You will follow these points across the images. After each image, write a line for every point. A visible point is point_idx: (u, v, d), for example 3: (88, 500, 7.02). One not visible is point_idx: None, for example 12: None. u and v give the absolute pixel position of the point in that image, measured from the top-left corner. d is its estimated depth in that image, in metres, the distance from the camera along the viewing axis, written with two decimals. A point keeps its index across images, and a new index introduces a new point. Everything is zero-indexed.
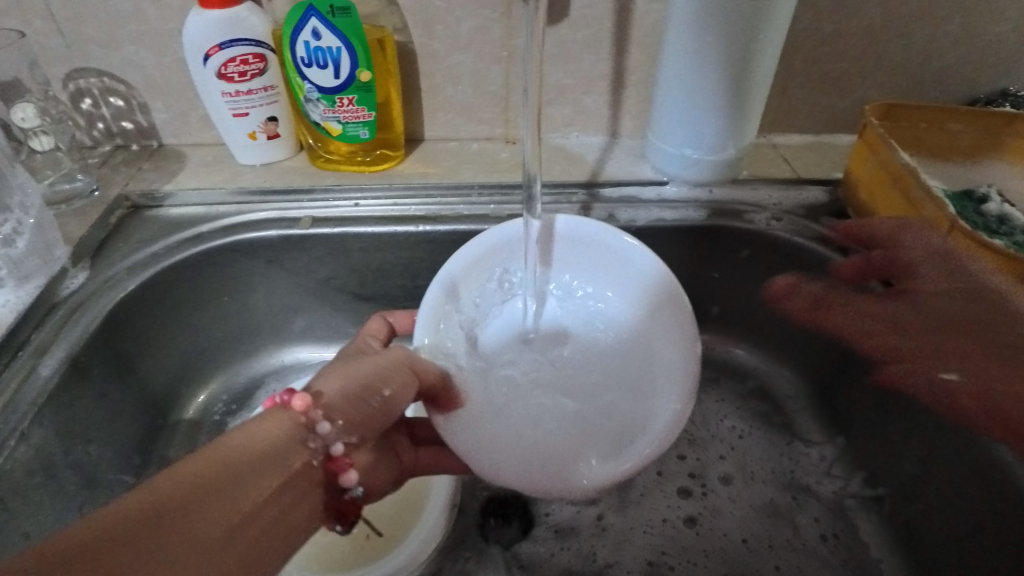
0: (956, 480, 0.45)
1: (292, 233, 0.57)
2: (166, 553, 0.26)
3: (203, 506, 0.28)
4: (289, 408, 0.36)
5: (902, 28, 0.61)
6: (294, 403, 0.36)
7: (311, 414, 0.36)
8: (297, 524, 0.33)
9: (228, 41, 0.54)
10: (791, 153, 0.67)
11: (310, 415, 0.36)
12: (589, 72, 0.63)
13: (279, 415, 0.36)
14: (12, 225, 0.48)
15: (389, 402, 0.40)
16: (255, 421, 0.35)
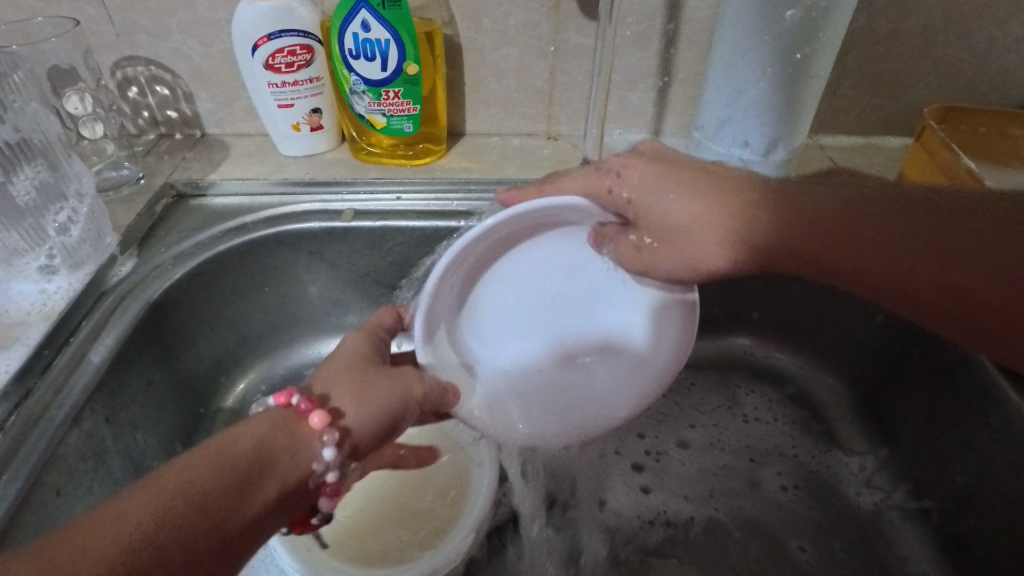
0: (990, 465, 0.45)
1: (335, 225, 0.57)
2: (158, 554, 0.28)
3: (211, 509, 0.30)
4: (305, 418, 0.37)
5: (962, 29, 0.59)
6: (312, 418, 0.37)
7: (324, 434, 0.37)
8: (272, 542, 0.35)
9: (277, 32, 0.54)
10: (840, 155, 0.65)
11: (324, 437, 0.37)
12: (635, 69, 0.62)
13: (294, 427, 0.37)
14: (67, 214, 0.48)
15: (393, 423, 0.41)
16: (273, 425, 0.36)
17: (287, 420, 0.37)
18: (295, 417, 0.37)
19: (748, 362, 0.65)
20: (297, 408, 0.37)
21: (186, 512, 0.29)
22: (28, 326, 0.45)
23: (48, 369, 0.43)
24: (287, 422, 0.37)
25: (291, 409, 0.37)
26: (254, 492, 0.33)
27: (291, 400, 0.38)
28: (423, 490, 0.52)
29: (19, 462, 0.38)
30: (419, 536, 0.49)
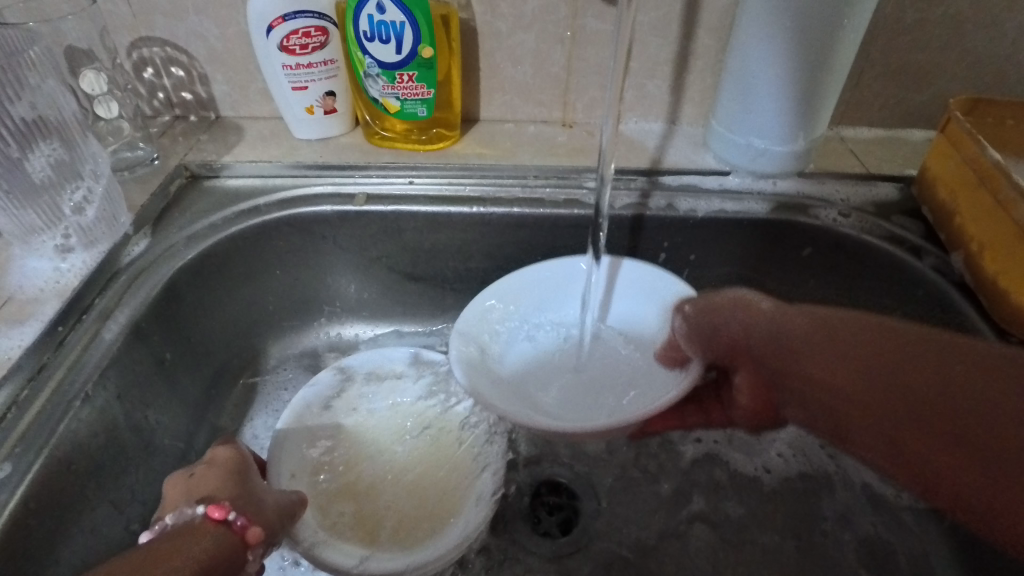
0: None
1: (347, 209, 0.57)
2: None
3: None
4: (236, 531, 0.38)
5: (991, 20, 0.57)
6: (248, 534, 0.38)
7: (255, 552, 0.38)
8: None
9: (292, 13, 0.53)
10: (861, 148, 0.64)
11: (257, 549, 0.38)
12: (654, 56, 0.61)
13: (225, 539, 0.37)
14: (83, 193, 0.48)
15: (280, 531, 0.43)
16: (215, 538, 0.36)
17: (222, 538, 0.37)
18: (229, 534, 0.37)
19: None
20: (232, 523, 0.38)
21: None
22: (42, 303, 0.46)
23: (61, 345, 0.44)
24: (223, 533, 0.37)
25: (224, 526, 0.37)
26: None
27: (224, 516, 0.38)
28: (421, 475, 0.52)
29: (31, 436, 0.39)
30: (423, 525, 0.49)
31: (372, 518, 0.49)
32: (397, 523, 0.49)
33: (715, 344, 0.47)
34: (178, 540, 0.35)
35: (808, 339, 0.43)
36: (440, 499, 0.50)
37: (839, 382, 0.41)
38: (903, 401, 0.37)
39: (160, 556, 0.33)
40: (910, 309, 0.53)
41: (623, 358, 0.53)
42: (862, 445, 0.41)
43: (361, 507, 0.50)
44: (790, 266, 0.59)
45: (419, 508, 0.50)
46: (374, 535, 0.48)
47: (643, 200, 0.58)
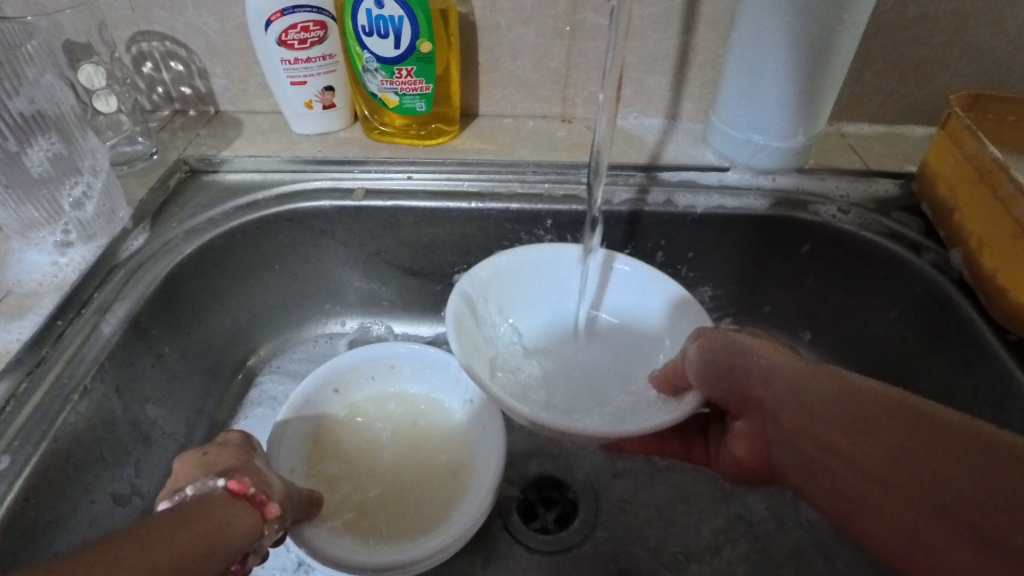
0: None
1: (346, 204, 0.57)
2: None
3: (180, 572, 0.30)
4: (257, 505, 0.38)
5: (994, 15, 0.57)
6: (267, 508, 0.38)
7: (272, 528, 0.38)
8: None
9: (291, 7, 0.53)
10: (861, 144, 0.64)
11: (274, 523, 0.38)
12: (653, 51, 0.61)
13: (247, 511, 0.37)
14: (82, 189, 0.48)
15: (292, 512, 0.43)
16: (237, 508, 0.37)
17: (243, 510, 0.37)
18: (249, 508, 0.37)
19: None
20: (252, 498, 0.38)
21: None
22: (40, 297, 0.46)
23: (60, 340, 0.44)
24: (243, 504, 0.37)
25: (244, 499, 0.38)
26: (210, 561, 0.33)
27: (245, 489, 0.38)
28: (423, 465, 0.52)
29: (30, 430, 0.39)
30: (425, 517, 0.49)
31: (374, 512, 0.49)
32: (406, 515, 0.49)
33: (719, 383, 0.40)
34: (203, 506, 0.35)
35: (817, 395, 0.34)
36: (439, 491, 0.51)
37: (830, 438, 0.32)
38: (903, 480, 0.29)
39: (185, 518, 0.33)
40: (908, 307, 0.53)
41: (619, 353, 0.51)
42: (866, 534, 0.31)
43: (362, 499, 0.50)
44: (790, 263, 0.59)
45: (423, 499, 0.50)
46: (376, 528, 0.48)
47: (642, 195, 0.58)
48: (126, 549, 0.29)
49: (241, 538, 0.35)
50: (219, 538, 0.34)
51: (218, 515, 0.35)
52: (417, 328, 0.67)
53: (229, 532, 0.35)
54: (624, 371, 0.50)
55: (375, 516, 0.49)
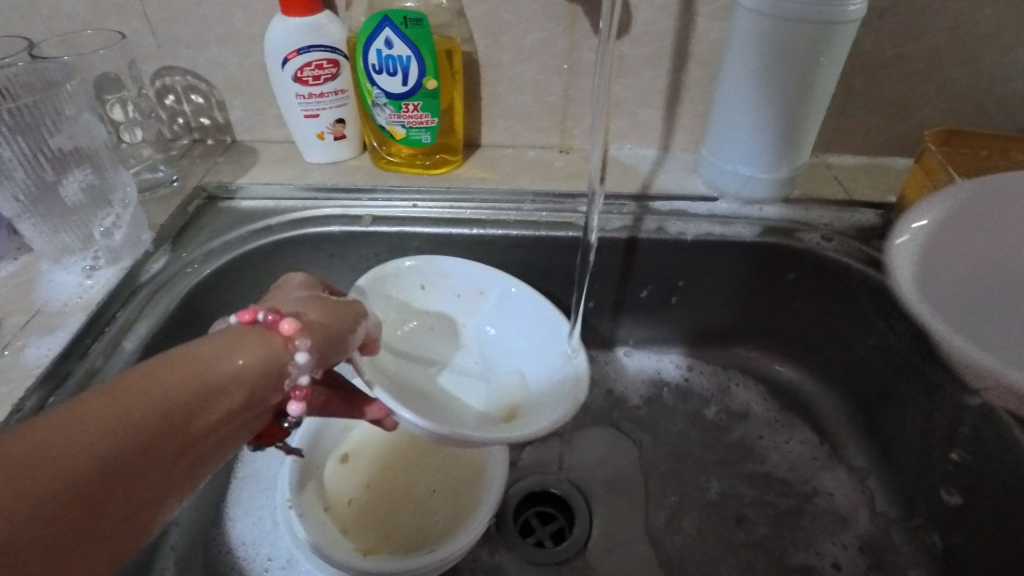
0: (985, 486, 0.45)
1: (354, 229, 0.60)
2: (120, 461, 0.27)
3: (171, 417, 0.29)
4: (276, 329, 0.37)
5: (967, 56, 0.60)
6: (284, 327, 0.37)
7: (293, 343, 0.37)
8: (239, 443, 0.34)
9: (307, 46, 0.57)
10: (846, 175, 0.67)
11: (296, 342, 0.37)
12: (647, 87, 0.65)
13: (264, 335, 0.36)
14: (112, 219, 0.53)
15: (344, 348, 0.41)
16: (241, 339, 0.35)
17: (258, 333, 0.36)
18: (263, 330, 0.36)
19: (749, 375, 0.66)
20: (265, 322, 0.37)
21: (74, 496, 0.25)
22: (68, 315, 0.49)
23: (86, 355, 0.47)
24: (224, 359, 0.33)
25: (257, 324, 0.37)
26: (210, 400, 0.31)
27: (256, 316, 0.37)
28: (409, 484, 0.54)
29: None
30: (410, 540, 0.50)
31: (363, 513, 0.51)
32: (392, 530, 0.51)
33: None
34: (170, 359, 0.31)
35: None
36: (433, 517, 0.52)
37: None
38: None
39: (139, 383, 0.29)
40: None
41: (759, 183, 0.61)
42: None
43: (355, 504, 0.52)
44: (780, 289, 0.62)
45: (408, 525, 0.51)
46: (358, 535, 0.50)
47: (635, 223, 0.61)
48: (34, 444, 0.24)
49: (214, 405, 0.31)
50: (172, 404, 0.29)
51: (179, 371, 0.31)
52: None
53: (215, 409, 0.32)
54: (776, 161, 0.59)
55: (347, 522, 0.50)
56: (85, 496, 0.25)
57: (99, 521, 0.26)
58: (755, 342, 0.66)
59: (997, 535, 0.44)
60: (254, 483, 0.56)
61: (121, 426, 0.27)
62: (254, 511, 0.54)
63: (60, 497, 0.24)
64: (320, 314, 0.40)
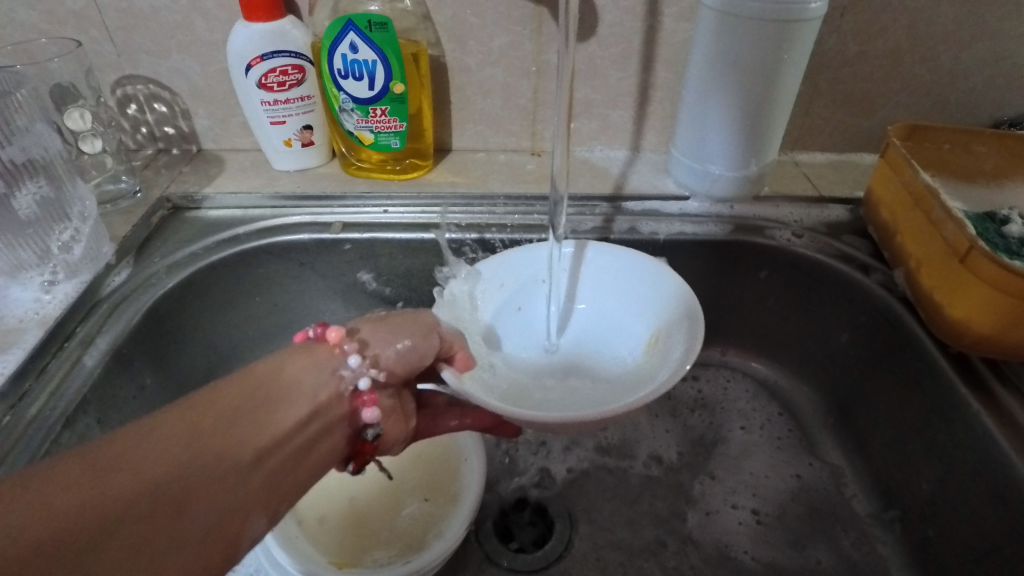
0: (961, 479, 0.45)
1: (324, 237, 0.59)
2: (201, 464, 0.30)
3: (243, 426, 0.32)
4: (324, 340, 0.40)
5: (928, 52, 0.61)
6: (330, 334, 0.39)
7: (339, 347, 0.39)
8: (320, 461, 0.37)
9: (270, 52, 0.56)
10: (814, 171, 0.68)
11: (343, 347, 0.40)
12: (615, 88, 0.65)
13: (314, 349, 0.39)
14: (70, 233, 0.51)
15: (422, 359, 0.42)
16: (290, 355, 0.38)
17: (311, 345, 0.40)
18: (316, 341, 0.40)
19: (726, 373, 0.66)
20: (316, 335, 0.40)
21: (161, 495, 0.28)
22: (23, 332, 0.47)
23: (43, 372, 0.45)
24: (280, 374, 0.36)
25: (313, 338, 0.40)
26: (280, 410, 0.34)
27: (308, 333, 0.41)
28: (382, 493, 0.53)
29: (10, 460, 0.40)
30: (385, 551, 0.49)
31: (339, 525, 0.51)
32: (367, 542, 0.50)
33: None
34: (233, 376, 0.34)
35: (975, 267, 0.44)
36: (410, 527, 0.51)
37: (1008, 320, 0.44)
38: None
39: (210, 399, 0.32)
40: (857, 329, 0.57)
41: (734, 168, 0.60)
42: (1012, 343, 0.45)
43: (331, 517, 0.51)
44: (750, 286, 0.62)
45: (385, 536, 0.50)
46: (332, 547, 0.49)
47: (607, 224, 0.61)
48: (121, 454, 0.28)
49: (278, 414, 0.34)
50: (242, 414, 0.32)
51: (241, 385, 0.34)
52: None
53: (286, 416, 0.34)
54: (753, 144, 0.58)
55: (322, 536, 0.50)
56: (171, 496, 0.28)
57: (187, 521, 0.28)
58: (730, 340, 0.67)
59: (974, 530, 0.44)
60: None
61: (197, 434, 0.30)
62: None
63: (148, 498, 0.27)
64: (378, 329, 0.42)
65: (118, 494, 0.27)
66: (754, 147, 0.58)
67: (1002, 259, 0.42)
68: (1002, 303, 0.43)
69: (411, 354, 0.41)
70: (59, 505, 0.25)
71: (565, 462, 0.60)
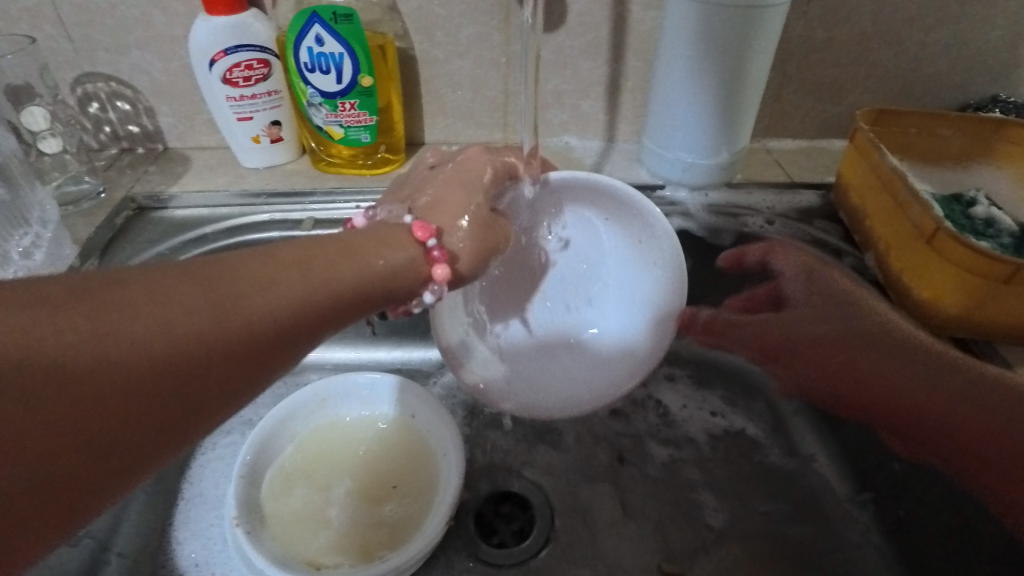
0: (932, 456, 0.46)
1: (295, 234, 0.58)
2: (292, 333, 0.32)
3: (334, 309, 0.34)
4: (429, 259, 0.40)
5: (893, 37, 0.62)
6: (437, 270, 0.40)
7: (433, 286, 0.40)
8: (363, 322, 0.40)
9: (233, 47, 0.55)
10: (785, 158, 0.68)
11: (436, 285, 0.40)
12: (586, 78, 0.65)
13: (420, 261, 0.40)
14: (31, 239, 0.51)
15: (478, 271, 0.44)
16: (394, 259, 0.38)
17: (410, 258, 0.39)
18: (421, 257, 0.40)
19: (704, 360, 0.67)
20: (429, 250, 0.40)
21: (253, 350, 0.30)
22: None
23: None
24: (384, 274, 0.38)
25: (422, 248, 0.40)
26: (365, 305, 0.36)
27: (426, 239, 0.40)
28: (361, 493, 0.52)
29: None
30: (365, 549, 0.48)
31: (316, 523, 0.50)
32: (348, 538, 0.49)
33: None
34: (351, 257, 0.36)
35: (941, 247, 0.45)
36: (390, 525, 0.50)
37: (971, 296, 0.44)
38: (988, 293, 0.44)
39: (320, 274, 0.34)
40: None
41: (707, 152, 0.60)
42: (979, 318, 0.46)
43: (308, 518, 0.50)
44: (724, 275, 0.62)
45: (364, 535, 0.49)
46: (310, 548, 0.48)
47: None
48: (234, 298, 0.30)
49: (359, 310, 0.36)
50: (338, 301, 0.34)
51: (348, 274, 0.35)
52: (371, 355, 0.67)
53: (365, 307, 0.37)
54: (727, 129, 0.58)
55: (302, 537, 0.49)
56: (257, 350, 0.30)
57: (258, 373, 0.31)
58: None
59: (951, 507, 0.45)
60: (201, 502, 0.53)
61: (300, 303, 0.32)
62: (202, 531, 0.51)
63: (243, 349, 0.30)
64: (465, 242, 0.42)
65: (220, 338, 0.29)
66: (724, 133, 0.59)
67: (967, 238, 0.43)
68: (968, 281, 0.44)
69: (483, 254, 0.44)
70: (171, 334, 0.27)
71: (545, 452, 0.60)
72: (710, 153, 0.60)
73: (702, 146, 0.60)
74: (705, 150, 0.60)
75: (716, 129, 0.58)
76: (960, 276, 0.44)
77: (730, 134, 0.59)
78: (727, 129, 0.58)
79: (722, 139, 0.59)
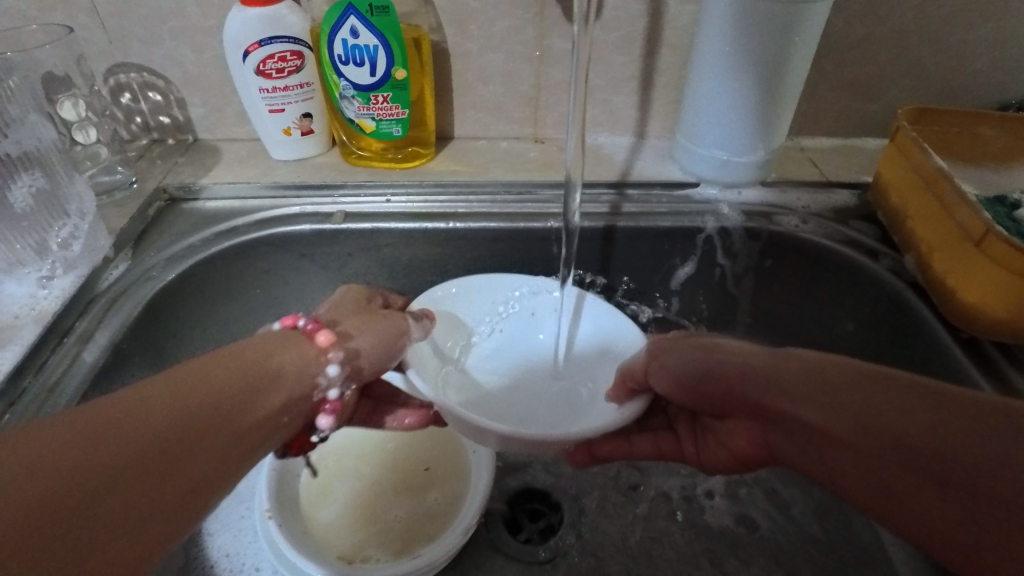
0: None
1: (325, 227, 0.58)
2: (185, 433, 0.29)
3: (221, 400, 0.32)
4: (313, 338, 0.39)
5: (934, 34, 0.61)
6: (319, 337, 0.39)
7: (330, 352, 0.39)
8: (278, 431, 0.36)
9: (268, 38, 0.55)
10: (818, 156, 0.67)
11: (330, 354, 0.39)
12: (618, 73, 0.64)
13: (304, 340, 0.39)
14: (69, 231, 0.51)
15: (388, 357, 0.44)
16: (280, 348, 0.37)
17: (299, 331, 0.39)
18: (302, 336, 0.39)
19: None
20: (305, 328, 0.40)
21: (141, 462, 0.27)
22: (19, 327, 0.46)
23: (41, 369, 0.44)
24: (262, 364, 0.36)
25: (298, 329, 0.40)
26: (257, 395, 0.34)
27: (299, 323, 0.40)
28: (386, 490, 0.52)
29: None
30: (393, 546, 0.48)
31: (343, 519, 0.50)
32: (376, 534, 0.49)
33: None
34: (218, 359, 0.34)
35: (992, 248, 0.43)
36: (417, 521, 0.50)
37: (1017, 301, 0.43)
38: None
39: (193, 373, 0.32)
40: (862, 316, 0.56)
41: (740, 150, 0.59)
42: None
43: (336, 513, 0.50)
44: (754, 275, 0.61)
45: (391, 532, 0.49)
46: (339, 543, 0.48)
47: (614, 212, 0.60)
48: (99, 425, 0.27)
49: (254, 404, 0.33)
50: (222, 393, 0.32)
51: (224, 371, 0.33)
52: None
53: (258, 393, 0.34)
54: (764, 128, 0.57)
55: (330, 532, 0.49)
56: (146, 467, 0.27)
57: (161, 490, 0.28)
58: None
59: None
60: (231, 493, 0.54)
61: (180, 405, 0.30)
62: (233, 523, 0.52)
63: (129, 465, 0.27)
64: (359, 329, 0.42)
65: (88, 475, 0.26)
66: (760, 130, 0.58)
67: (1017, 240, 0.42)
68: (1014, 285, 0.43)
69: (380, 339, 0.43)
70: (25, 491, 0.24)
71: None
72: (742, 151, 0.59)
73: (736, 144, 0.59)
74: (739, 149, 0.59)
75: (752, 127, 0.57)
76: (1009, 279, 0.43)
77: (766, 132, 0.58)
78: (764, 127, 0.57)
79: (757, 137, 0.58)
